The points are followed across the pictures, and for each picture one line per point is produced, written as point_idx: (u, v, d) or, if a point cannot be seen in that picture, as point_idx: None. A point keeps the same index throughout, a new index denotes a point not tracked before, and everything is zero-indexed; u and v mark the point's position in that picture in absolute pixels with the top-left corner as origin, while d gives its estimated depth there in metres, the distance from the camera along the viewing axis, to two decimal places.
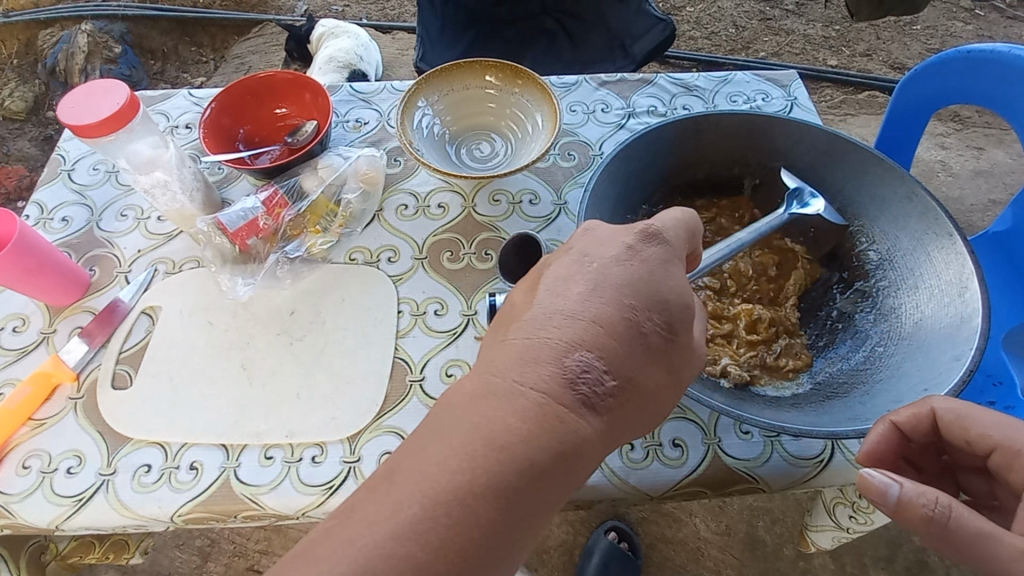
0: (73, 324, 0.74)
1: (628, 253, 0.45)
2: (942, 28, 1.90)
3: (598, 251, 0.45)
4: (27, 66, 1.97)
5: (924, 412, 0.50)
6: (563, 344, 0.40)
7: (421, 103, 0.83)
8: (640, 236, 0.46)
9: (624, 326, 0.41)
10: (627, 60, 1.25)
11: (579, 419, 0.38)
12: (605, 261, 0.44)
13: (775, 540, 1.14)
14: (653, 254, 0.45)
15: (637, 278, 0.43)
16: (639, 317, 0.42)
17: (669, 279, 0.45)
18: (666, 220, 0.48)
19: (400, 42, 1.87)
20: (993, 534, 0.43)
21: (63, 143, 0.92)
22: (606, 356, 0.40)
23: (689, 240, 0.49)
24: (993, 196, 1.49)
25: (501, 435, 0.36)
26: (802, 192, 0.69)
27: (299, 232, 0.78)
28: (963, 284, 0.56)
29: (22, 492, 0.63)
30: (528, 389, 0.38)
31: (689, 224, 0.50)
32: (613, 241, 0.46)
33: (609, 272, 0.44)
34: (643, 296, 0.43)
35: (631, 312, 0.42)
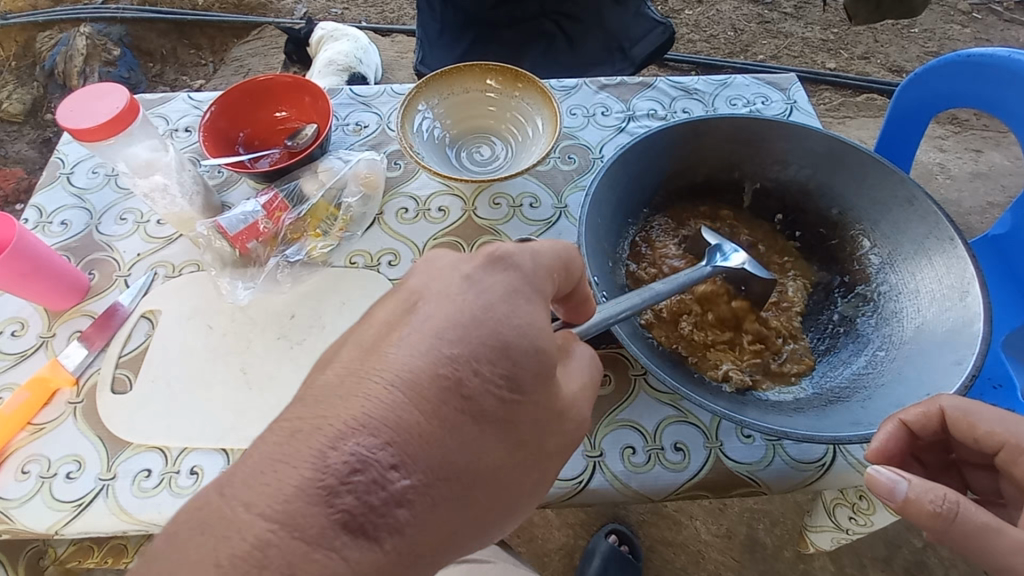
0: (72, 328, 0.74)
1: (464, 286, 0.36)
2: (939, 31, 1.91)
3: (436, 279, 0.37)
4: (24, 68, 1.97)
5: (933, 411, 0.50)
6: (346, 422, 0.31)
7: (421, 107, 0.83)
8: (483, 263, 0.37)
9: (437, 391, 0.33)
10: (626, 63, 1.25)
11: (358, 543, 0.29)
12: (433, 296, 0.36)
13: (774, 543, 1.14)
14: (496, 285, 0.37)
15: (469, 318, 0.35)
16: (463, 376, 0.34)
17: (514, 315, 0.36)
18: (521, 246, 0.39)
19: (399, 45, 1.87)
20: (1000, 529, 0.43)
21: (62, 146, 0.92)
22: (410, 443, 0.31)
23: (563, 270, 0.42)
24: (990, 199, 1.50)
25: (275, 534, 0.28)
26: (722, 247, 0.66)
27: (299, 236, 0.78)
28: (964, 288, 0.56)
29: (20, 497, 0.62)
30: (260, 511, 0.28)
31: (559, 250, 0.41)
32: (446, 271, 0.37)
33: (430, 313, 0.35)
34: (474, 343, 0.34)
35: (451, 368, 0.34)
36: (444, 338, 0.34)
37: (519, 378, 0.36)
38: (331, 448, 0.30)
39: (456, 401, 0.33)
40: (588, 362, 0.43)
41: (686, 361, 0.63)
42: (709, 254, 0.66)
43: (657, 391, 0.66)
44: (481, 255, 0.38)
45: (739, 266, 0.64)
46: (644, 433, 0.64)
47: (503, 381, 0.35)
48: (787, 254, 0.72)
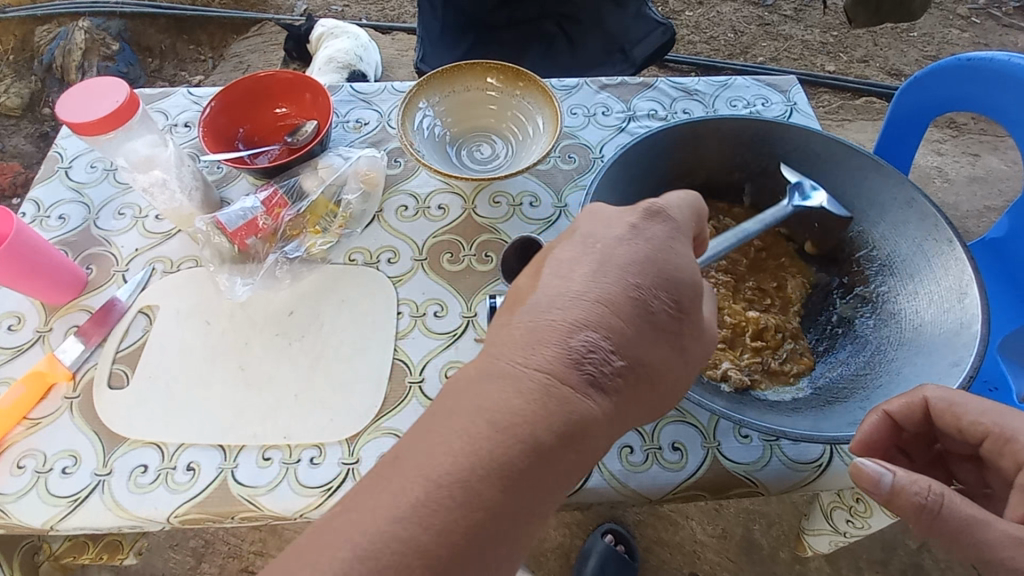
0: (69, 323, 0.74)
1: (633, 234, 0.45)
2: (938, 35, 1.92)
3: (601, 232, 0.46)
4: (23, 62, 1.96)
5: (916, 402, 0.51)
6: (569, 325, 0.41)
7: (421, 105, 0.83)
8: (644, 214, 0.46)
9: (631, 304, 0.42)
10: (627, 64, 1.25)
11: (587, 399, 0.40)
12: (610, 241, 0.45)
13: (770, 544, 1.14)
14: (657, 233, 0.46)
15: (644, 257, 0.44)
16: (647, 297, 0.43)
17: (674, 256, 0.45)
18: (671, 200, 0.48)
19: (399, 43, 1.87)
20: (985, 521, 0.44)
21: (61, 140, 0.91)
22: (615, 335, 0.41)
23: (695, 220, 0.49)
24: (988, 203, 1.51)
25: (540, 391, 0.38)
26: (803, 185, 0.67)
27: (298, 232, 0.78)
28: (962, 290, 0.56)
29: (16, 492, 0.62)
30: (529, 369, 0.39)
31: (694, 202, 0.49)
32: (616, 222, 0.46)
33: (615, 253, 0.44)
34: (649, 276, 0.44)
35: (636, 291, 0.43)
36: (627, 270, 0.44)
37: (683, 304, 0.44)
38: (571, 335, 0.41)
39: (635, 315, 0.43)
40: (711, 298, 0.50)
41: None
42: (788, 193, 0.67)
43: None
44: (642, 209, 0.46)
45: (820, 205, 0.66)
46: (643, 433, 0.64)
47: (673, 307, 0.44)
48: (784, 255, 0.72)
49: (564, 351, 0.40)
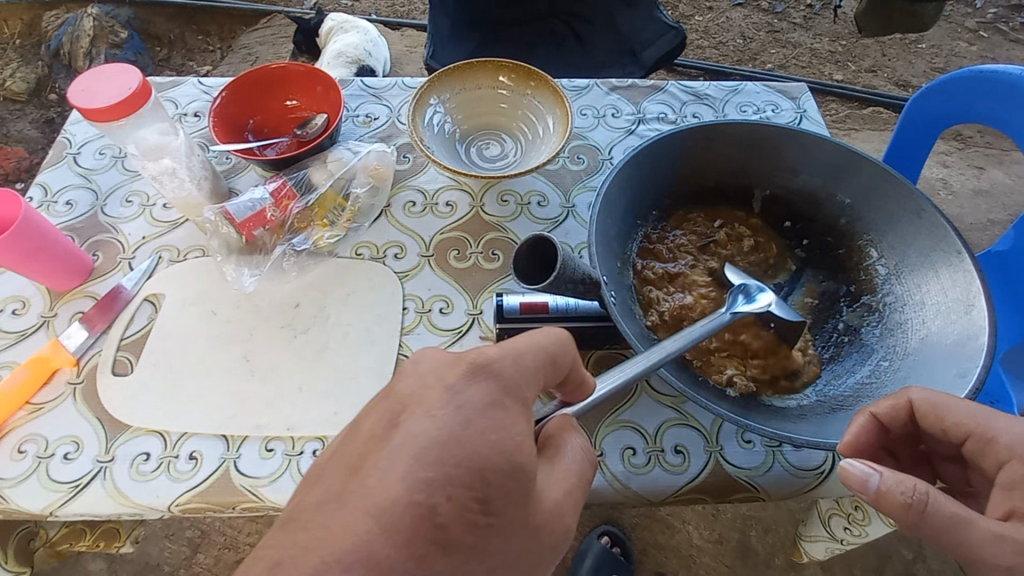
0: (74, 309, 0.74)
1: (449, 400, 0.38)
2: (947, 48, 1.92)
3: (417, 396, 0.39)
4: (30, 47, 1.96)
5: (902, 404, 0.51)
6: (337, 552, 0.32)
7: (432, 101, 0.83)
8: (465, 371, 0.40)
9: (409, 520, 0.34)
10: (638, 66, 1.26)
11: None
12: (418, 411, 0.38)
13: (766, 550, 1.14)
14: (475, 397, 0.39)
15: (448, 435, 0.37)
16: (436, 502, 0.35)
17: (495, 429, 0.38)
18: (507, 352, 0.42)
19: (409, 39, 1.87)
20: (970, 520, 0.44)
21: (70, 126, 0.91)
22: (388, 566, 0.33)
23: (550, 364, 0.44)
24: (991, 216, 1.51)
25: None
26: (749, 287, 0.63)
27: (306, 225, 0.78)
28: (970, 302, 0.56)
29: (16, 477, 0.62)
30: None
31: (549, 344, 0.44)
32: (433, 381, 0.40)
33: (412, 432, 0.37)
34: (451, 468, 0.36)
35: (427, 492, 0.35)
36: (425, 462, 0.36)
37: (495, 505, 0.37)
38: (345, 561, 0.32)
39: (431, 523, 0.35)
40: (580, 461, 0.44)
41: (691, 364, 0.64)
42: (731, 295, 0.63)
43: (659, 394, 0.67)
44: (465, 365, 0.40)
45: (767, 308, 0.62)
46: (645, 434, 0.64)
47: (479, 509, 0.37)
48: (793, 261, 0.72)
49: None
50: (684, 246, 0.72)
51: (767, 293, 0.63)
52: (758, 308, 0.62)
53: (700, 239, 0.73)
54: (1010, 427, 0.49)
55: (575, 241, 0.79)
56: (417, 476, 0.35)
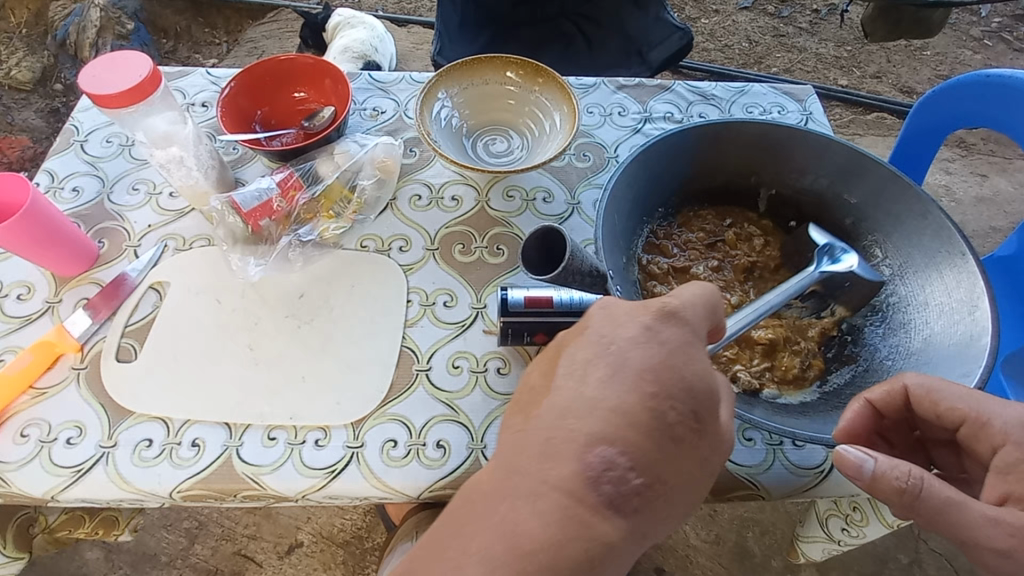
0: (79, 295, 0.74)
1: (645, 335, 0.45)
2: (951, 55, 1.92)
3: (614, 332, 0.46)
4: (36, 37, 1.96)
5: (896, 389, 0.52)
6: (584, 437, 0.41)
7: (440, 95, 0.83)
8: (657, 315, 0.46)
9: (646, 418, 0.42)
10: (644, 67, 1.26)
11: (604, 519, 0.39)
12: (624, 343, 0.45)
13: (763, 552, 1.15)
14: (672, 335, 0.45)
15: (658, 362, 0.44)
16: (662, 408, 0.42)
17: (690, 362, 0.45)
18: (686, 300, 0.48)
19: (414, 36, 1.87)
20: (962, 503, 0.44)
21: (77, 114, 0.91)
22: (631, 452, 0.41)
23: (710, 311, 0.48)
24: (994, 224, 1.52)
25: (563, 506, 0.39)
26: (834, 248, 0.65)
27: (313, 217, 0.78)
28: (973, 303, 0.57)
29: (19, 460, 0.62)
30: (550, 487, 0.39)
31: (705, 296, 0.49)
32: (629, 320, 0.46)
33: (627, 357, 0.44)
34: (663, 384, 0.43)
35: (651, 402, 0.42)
36: (642, 378, 0.43)
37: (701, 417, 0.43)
38: (585, 452, 0.40)
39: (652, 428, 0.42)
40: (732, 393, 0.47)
41: None
42: (817, 256, 0.65)
43: None
44: (655, 310, 0.46)
45: (851, 269, 0.63)
46: None
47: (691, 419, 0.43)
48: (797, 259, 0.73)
49: (583, 467, 0.40)
50: (690, 243, 0.73)
51: (853, 253, 0.64)
52: (842, 269, 0.64)
53: (705, 237, 0.74)
54: (1005, 410, 0.49)
55: (579, 237, 0.79)
56: (638, 392, 0.43)
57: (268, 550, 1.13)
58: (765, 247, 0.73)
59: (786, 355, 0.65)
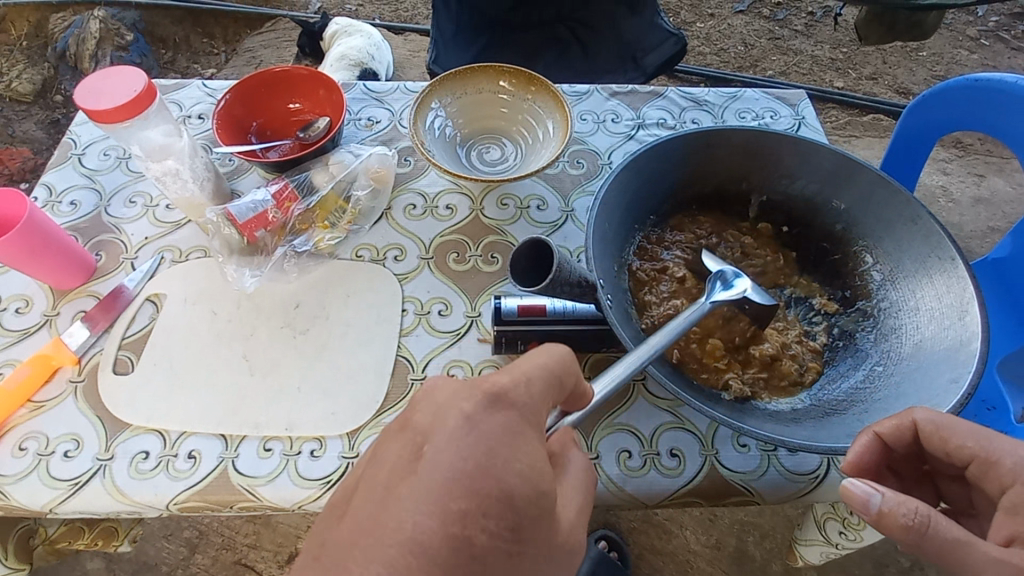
0: (77, 307, 0.74)
1: (465, 429, 0.38)
2: (948, 56, 1.93)
3: (432, 426, 0.39)
4: (36, 48, 1.97)
5: (906, 424, 0.51)
6: None
7: (433, 105, 0.84)
8: (482, 403, 0.39)
9: (446, 552, 0.34)
10: (638, 72, 1.27)
11: None
12: (438, 440, 0.38)
13: (763, 556, 1.14)
14: (495, 426, 0.38)
15: (471, 468, 0.37)
16: (470, 533, 0.35)
17: (513, 460, 0.38)
18: (519, 378, 0.41)
19: (411, 43, 1.88)
20: (970, 543, 0.44)
21: (75, 127, 0.92)
22: None
23: (557, 379, 0.44)
24: (992, 224, 1.51)
25: None
26: (727, 273, 0.64)
27: (308, 227, 0.79)
28: (964, 307, 0.57)
29: (17, 474, 0.62)
30: None
31: (552, 366, 0.44)
32: (447, 409, 0.39)
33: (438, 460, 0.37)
34: (473, 497, 0.36)
35: (457, 525, 0.35)
36: (449, 494, 0.36)
37: (521, 536, 0.37)
38: None
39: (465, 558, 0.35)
40: (583, 480, 0.44)
41: (688, 369, 0.64)
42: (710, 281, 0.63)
43: (655, 397, 0.67)
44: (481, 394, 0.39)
45: (743, 293, 0.63)
46: (641, 438, 0.65)
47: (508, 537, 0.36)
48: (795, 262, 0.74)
49: None
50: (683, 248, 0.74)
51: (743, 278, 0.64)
52: (735, 294, 0.63)
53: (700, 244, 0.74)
54: (1016, 449, 0.49)
55: (573, 244, 0.80)
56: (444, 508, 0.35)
57: (269, 558, 1.13)
58: (759, 255, 0.74)
59: (784, 360, 0.65)
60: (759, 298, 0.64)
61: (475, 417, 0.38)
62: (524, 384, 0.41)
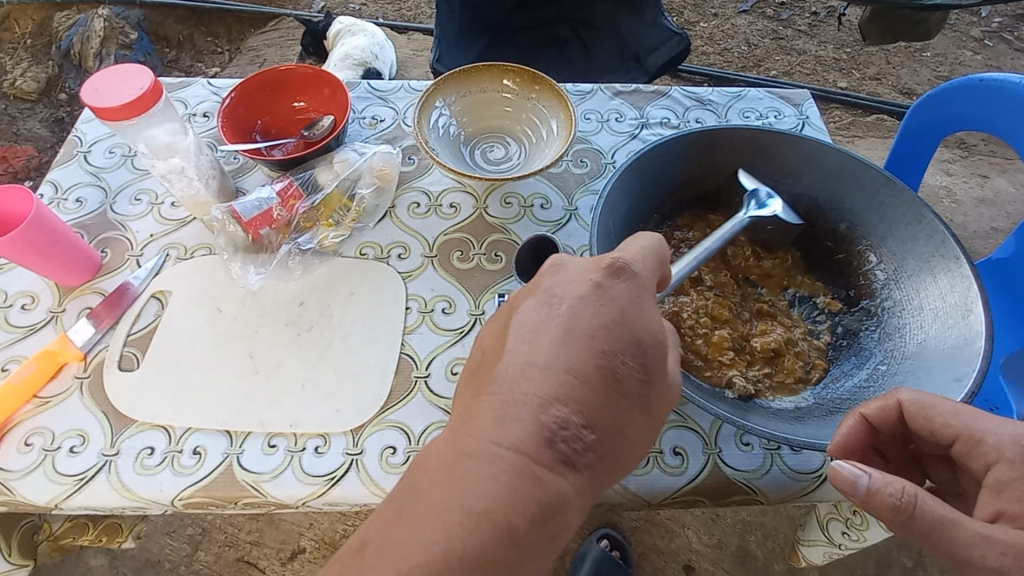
0: (83, 304, 0.75)
1: (597, 292, 0.46)
2: (951, 56, 1.92)
3: (565, 291, 0.46)
4: (41, 47, 1.97)
5: (891, 405, 0.52)
6: (537, 400, 0.42)
7: (437, 104, 0.84)
8: (607, 272, 0.47)
9: (598, 375, 0.43)
10: (641, 72, 1.27)
11: (558, 476, 0.40)
12: (573, 302, 0.45)
13: (765, 556, 1.14)
14: (621, 292, 0.46)
15: (608, 321, 0.45)
16: (614, 363, 0.44)
17: (641, 316, 0.46)
18: (634, 255, 0.49)
19: (415, 42, 1.89)
20: (956, 520, 0.44)
21: (81, 125, 0.93)
22: (585, 410, 0.42)
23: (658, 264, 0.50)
24: (995, 224, 1.51)
25: (515, 471, 0.39)
26: (760, 194, 0.71)
27: (312, 225, 0.79)
28: (967, 306, 0.57)
29: (23, 469, 0.63)
30: (505, 448, 0.39)
31: (654, 248, 0.51)
32: (578, 280, 0.47)
33: (577, 315, 0.45)
34: (617, 341, 0.44)
35: (603, 360, 0.44)
36: (594, 338, 0.44)
37: (652, 371, 0.45)
38: (541, 411, 0.41)
39: (610, 382, 0.43)
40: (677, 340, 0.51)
41: (695, 369, 0.64)
42: (744, 202, 0.71)
43: None
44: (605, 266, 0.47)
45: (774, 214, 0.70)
46: None
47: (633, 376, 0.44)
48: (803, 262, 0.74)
49: (540, 428, 0.40)
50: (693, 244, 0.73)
51: (776, 202, 0.71)
52: (767, 214, 0.70)
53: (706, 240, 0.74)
54: (998, 428, 0.49)
55: (577, 243, 0.80)
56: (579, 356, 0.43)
57: (272, 556, 1.14)
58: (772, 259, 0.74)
59: (788, 356, 0.65)
60: (788, 218, 0.71)
61: (603, 284, 0.46)
62: (639, 260, 0.49)
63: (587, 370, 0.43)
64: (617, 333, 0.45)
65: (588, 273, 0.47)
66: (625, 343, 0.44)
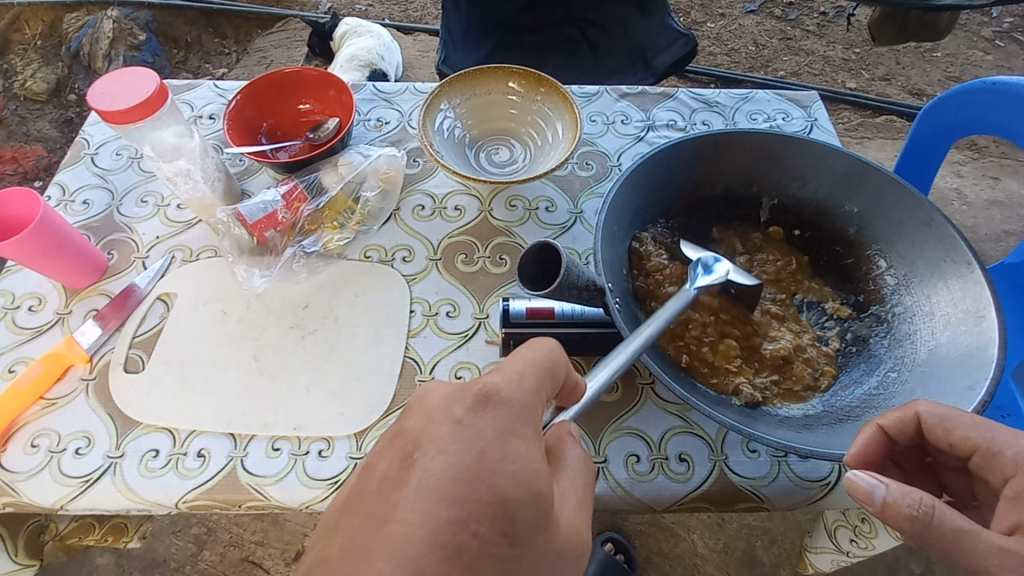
0: (89, 306, 0.75)
1: (457, 433, 0.37)
2: (962, 57, 1.90)
3: (424, 435, 0.38)
4: (51, 48, 1.99)
5: (910, 417, 0.51)
6: None
7: (442, 107, 0.84)
8: (472, 404, 0.39)
9: (441, 559, 0.33)
10: (647, 73, 1.26)
11: None
12: (430, 446, 0.37)
13: (772, 561, 1.13)
14: (488, 428, 0.38)
15: (463, 471, 0.36)
16: (463, 535, 0.34)
17: (508, 462, 0.37)
18: (510, 377, 0.41)
19: (421, 43, 1.89)
20: (974, 531, 0.44)
21: (88, 127, 0.93)
22: None
23: (549, 377, 0.43)
24: (1006, 227, 1.49)
25: None
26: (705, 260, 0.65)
27: (317, 228, 0.79)
28: (980, 313, 0.56)
29: (29, 471, 0.63)
30: None
31: (542, 359, 0.43)
32: (440, 417, 0.38)
33: (430, 467, 0.36)
34: (473, 502, 0.35)
35: (450, 531, 0.34)
36: (448, 500, 0.35)
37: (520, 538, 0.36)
38: None
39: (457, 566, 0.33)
40: (583, 477, 0.43)
41: (700, 376, 0.64)
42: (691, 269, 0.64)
43: (664, 401, 0.67)
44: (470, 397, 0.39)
45: (723, 278, 0.64)
46: (649, 441, 0.64)
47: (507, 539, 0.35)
48: (814, 269, 0.72)
49: None
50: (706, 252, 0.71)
51: (723, 262, 0.65)
52: (717, 278, 0.64)
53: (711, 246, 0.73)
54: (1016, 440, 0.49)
55: (582, 247, 0.79)
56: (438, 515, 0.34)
57: (276, 556, 1.14)
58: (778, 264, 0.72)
59: (797, 363, 0.65)
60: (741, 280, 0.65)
61: (466, 421, 0.38)
62: (515, 382, 0.41)
63: (443, 537, 0.33)
64: (474, 490, 0.35)
65: (452, 403, 0.39)
66: (484, 506, 0.35)
